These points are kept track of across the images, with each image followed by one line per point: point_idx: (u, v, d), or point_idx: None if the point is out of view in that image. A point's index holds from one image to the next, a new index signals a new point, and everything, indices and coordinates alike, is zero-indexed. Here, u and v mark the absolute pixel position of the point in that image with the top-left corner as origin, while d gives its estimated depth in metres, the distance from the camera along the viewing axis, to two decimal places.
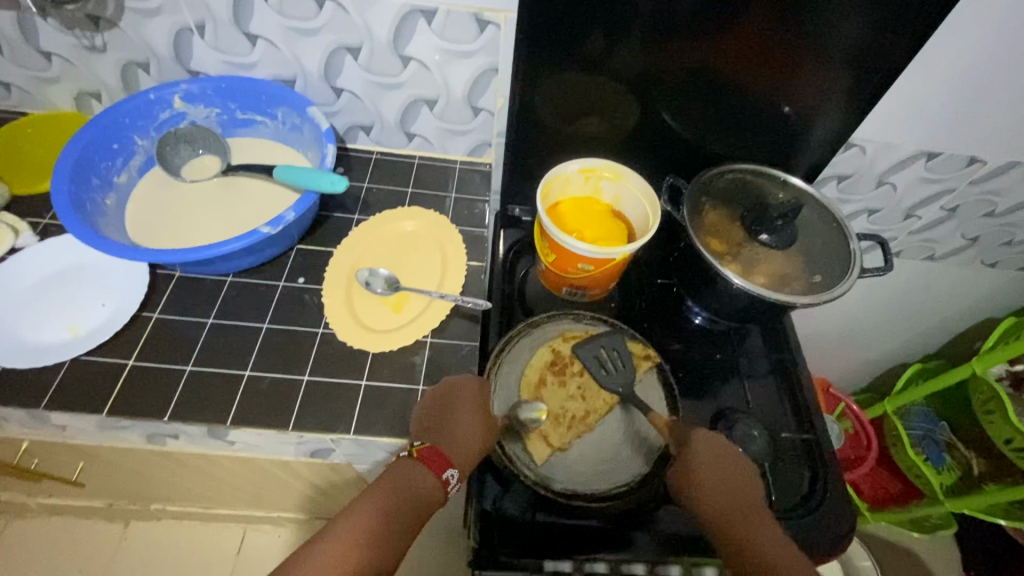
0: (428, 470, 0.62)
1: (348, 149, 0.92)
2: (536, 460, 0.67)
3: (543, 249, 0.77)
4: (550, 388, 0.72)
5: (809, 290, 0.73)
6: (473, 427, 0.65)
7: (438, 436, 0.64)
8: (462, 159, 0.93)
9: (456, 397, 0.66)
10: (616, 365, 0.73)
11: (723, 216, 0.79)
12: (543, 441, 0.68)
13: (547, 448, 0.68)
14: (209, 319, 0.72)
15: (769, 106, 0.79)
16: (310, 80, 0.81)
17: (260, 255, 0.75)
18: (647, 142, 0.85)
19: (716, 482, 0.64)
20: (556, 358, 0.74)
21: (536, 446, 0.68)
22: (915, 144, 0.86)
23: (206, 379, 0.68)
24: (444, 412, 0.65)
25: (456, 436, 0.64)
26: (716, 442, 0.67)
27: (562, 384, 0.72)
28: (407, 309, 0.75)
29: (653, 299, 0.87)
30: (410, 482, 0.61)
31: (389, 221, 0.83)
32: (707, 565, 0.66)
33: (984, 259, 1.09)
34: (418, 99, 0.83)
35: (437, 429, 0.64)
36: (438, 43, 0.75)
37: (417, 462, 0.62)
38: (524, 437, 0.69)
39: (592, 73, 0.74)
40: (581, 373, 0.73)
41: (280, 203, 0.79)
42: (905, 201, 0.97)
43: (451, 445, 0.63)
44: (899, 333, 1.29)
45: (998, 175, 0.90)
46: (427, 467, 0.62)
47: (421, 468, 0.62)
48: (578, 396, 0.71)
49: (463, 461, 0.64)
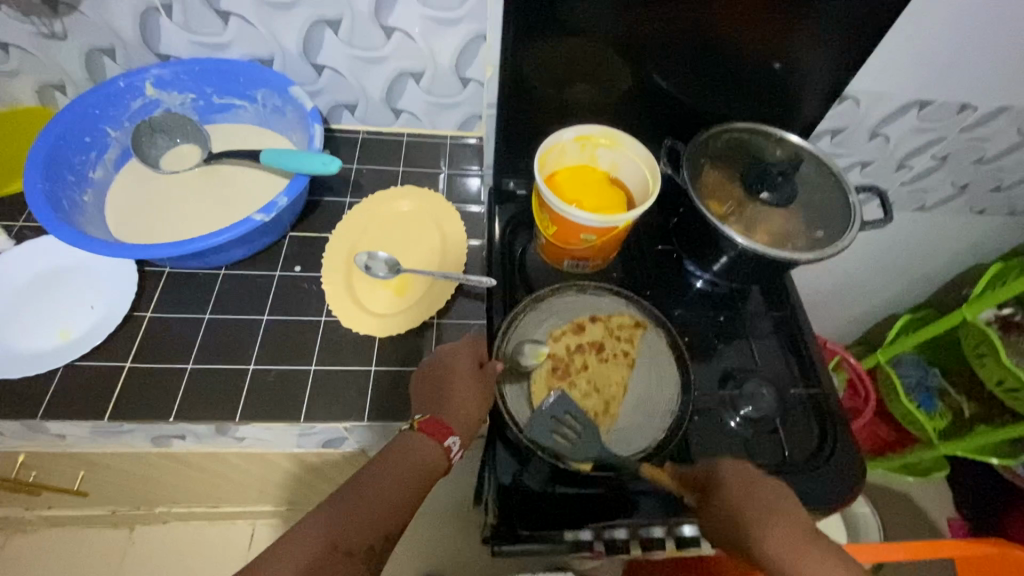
0: (428, 441, 0.60)
1: (333, 130, 0.89)
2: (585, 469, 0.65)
3: (543, 222, 0.75)
4: (564, 420, 0.67)
5: (813, 246, 0.73)
6: (467, 391, 0.63)
7: (437, 405, 0.63)
8: (451, 134, 0.90)
9: (449, 366, 0.65)
10: (613, 351, 0.73)
11: (721, 176, 0.78)
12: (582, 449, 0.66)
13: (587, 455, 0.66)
14: (206, 315, 0.70)
15: (765, 61, 0.77)
16: (289, 59, 0.78)
17: (253, 245, 0.72)
18: (641, 105, 0.83)
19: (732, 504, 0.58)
20: (556, 363, 0.71)
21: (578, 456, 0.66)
22: (908, 94, 0.86)
23: (209, 375, 0.66)
24: (438, 382, 0.64)
25: (453, 403, 0.62)
26: (742, 470, 0.60)
27: (571, 384, 0.70)
28: (411, 292, 0.73)
29: (653, 265, 0.86)
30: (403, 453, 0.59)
31: (383, 203, 0.80)
32: None
33: (973, 207, 1.10)
34: (404, 72, 0.79)
35: (432, 398, 0.63)
36: (421, 11, 0.71)
37: (414, 434, 0.60)
38: (559, 454, 0.66)
39: (585, 35, 0.72)
40: (585, 367, 0.71)
41: (270, 190, 0.76)
42: (898, 152, 0.97)
43: (449, 412, 0.62)
44: (891, 284, 1.31)
45: (988, 121, 0.90)
46: (428, 437, 0.60)
47: (422, 439, 0.60)
48: (592, 391, 0.70)
49: (463, 426, 0.62)
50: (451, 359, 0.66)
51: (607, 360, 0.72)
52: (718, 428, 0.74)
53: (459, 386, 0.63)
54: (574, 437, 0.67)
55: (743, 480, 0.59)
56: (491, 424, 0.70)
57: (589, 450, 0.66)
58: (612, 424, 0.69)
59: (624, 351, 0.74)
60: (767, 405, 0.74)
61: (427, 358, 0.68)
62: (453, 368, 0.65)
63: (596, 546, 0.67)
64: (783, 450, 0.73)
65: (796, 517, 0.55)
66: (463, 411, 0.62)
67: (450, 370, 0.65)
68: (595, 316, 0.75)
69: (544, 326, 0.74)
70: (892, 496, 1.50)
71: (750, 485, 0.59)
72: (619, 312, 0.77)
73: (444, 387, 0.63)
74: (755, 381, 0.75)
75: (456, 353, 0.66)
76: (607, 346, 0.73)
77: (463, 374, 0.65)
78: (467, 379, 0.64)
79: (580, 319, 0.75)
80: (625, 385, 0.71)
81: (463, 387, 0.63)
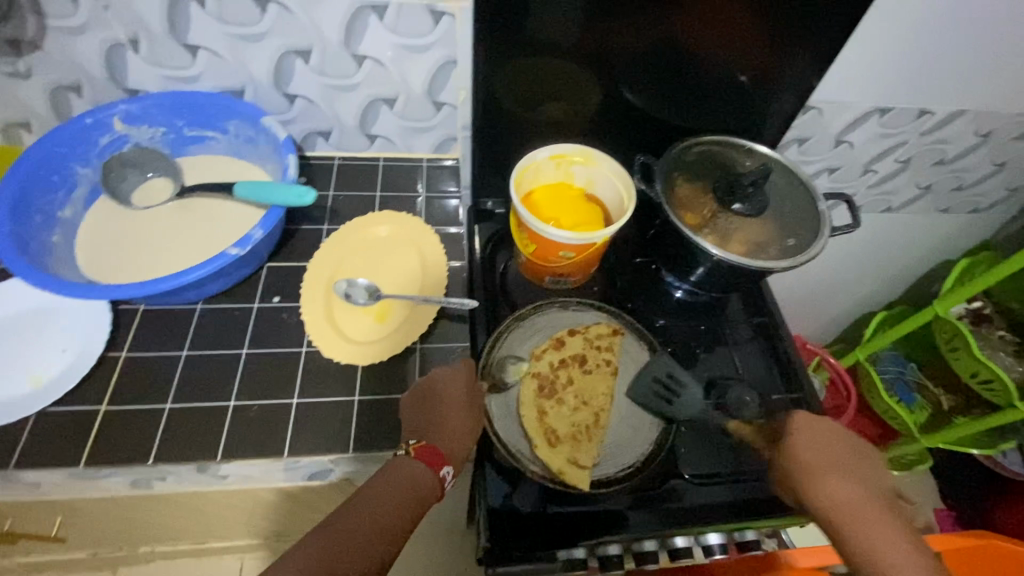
0: (423, 467, 0.60)
1: (308, 157, 0.88)
2: (585, 486, 0.65)
3: (522, 241, 0.76)
4: (557, 434, 0.68)
5: (787, 253, 0.74)
6: (462, 420, 0.64)
7: (432, 433, 0.62)
8: (427, 157, 0.91)
9: (443, 392, 0.65)
10: (597, 364, 0.74)
11: (695, 189, 0.80)
12: (578, 467, 0.66)
13: (583, 470, 0.66)
14: (184, 352, 0.69)
15: (729, 75, 0.79)
16: (260, 89, 0.77)
17: (229, 278, 0.72)
18: (613, 122, 0.84)
19: (809, 452, 0.65)
20: (542, 381, 0.71)
21: (575, 474, 0.65)
22: (868, 102, 0.89)
23: (188, 414, 0.65)
24: (432, 406, 0.64)
25: (448, 432, 0.62)
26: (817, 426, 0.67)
27: (559, 401, 0.71)
28: (392, 319, 0.73)
29: (633, 277, 0.88)
30: (392, 479, 0.58)
31: (360, 229, 0.80)
32: (746, 529, 0.71)
33: (938, 206, 1.14)
34: (377, 98, 0.80)
35: (424, 422, 0.63)
36: (391, 38, 0.72)
37: (410, 460, 0.60)
38: (557, 473, 0.65)
39: (554, 57, 0.73)
40: (571, 383, 0.72)
41: (246, 221, 0.75)
42: (863, 157, 1.00)
43: (445, 439, 0.62)
44: (865, 283, 1.34)
45: (946, 125, 0.94)
46: (426, 465, 0.60)
47: (418, 466, 0.60)
48: (580, 406, 0.71)
49: (457, 456, 0.63)
50: (445, 383, 0.65)
51: (592, 372, 0.73)
52: None
53: (452, 409, 0.64)
54: (570, 451, 0.67)
55: (812, 433, 0.66)
56: (478, 447, 0.69)
57: (589, 455, 0.67)
58: (604, 435, 0.69)
59: (606, 360, 0.74)
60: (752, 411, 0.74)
61: (421, 380, 0.67)
62: (448, 395, 0.65)
63: (590, 563, 0.66)
64: None
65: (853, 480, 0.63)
66: (454, 436, 0.63)
67: (444, 394, 0.65)
68: (578, 329, 0.76)
69: (528, 345, 0.74)
70: None
71: (828, 441, 0.66)
72: (598, 323, 0.77)
73: (437, 411, 0.63)
74: (739, 388, 0.76)
75: (447, 374, 0.66)
76: (592, 359, 0.74)
77: (458, 401, 0.65)
78: (457, 402, 0.64)
79: (560, 334, 0.75)
80: (611, 394, 0.72)
81: (457, 410, 0.64)
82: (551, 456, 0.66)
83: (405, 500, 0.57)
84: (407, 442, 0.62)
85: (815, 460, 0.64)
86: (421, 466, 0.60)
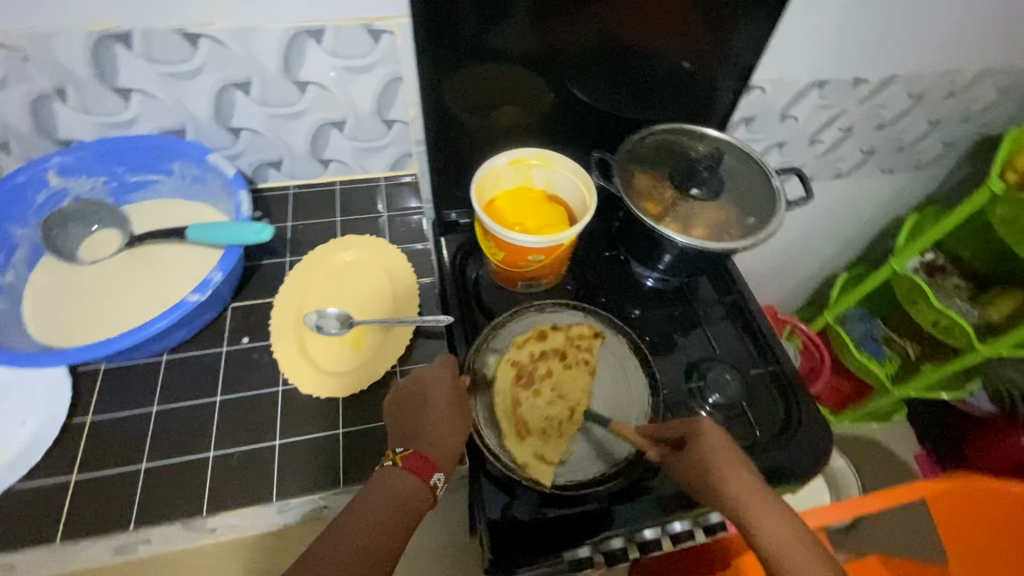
0: (412, 476, 0.58)
1: (261, 189, 0.86)
2: (548, 483, 0.66)
3: (490, 249, 0.76)
4: (532, 427, 0.69)
5: (747, 232, 0.76)
6: (449, 423, 0.63)
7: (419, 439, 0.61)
8: (385, 175, 0.89)
9: (427, 397, 0.64)
10: (576, 360, 0.75)
11: (653, 178, 0.81)
12: (544, 462, 0.67)
13: (548, 466, 0.67)
14: (154, 407, 0.66)
15: (673, 65, 0.80)
16: (201, 126, 0.75)
17: (193, 324, 0.69)
18: (566, 120, 0.85)
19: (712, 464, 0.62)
20: (519, 372, 0.73)
21: (539, 469, 0.66)
22: (806, 77, 0.92)
23: (166, 472, 0.62)
24: (417, 411, 0.63)
25: (436, 435, 0.62)
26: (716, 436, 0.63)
27: (537, 393, 0.72)
28: (367, 345, 0.72)
29: (603, 271, 0.89)
30: (388, 482, 0.58)
31: (326, 256, 0.79)
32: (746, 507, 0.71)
33: (883, 168, 1.18)
34: (326, 122, 0.78)
35: (411, 426, 0.62)
36: (333, 61, 0.70)
37: (399, 470, 0.58)
38: (522, 466, 0.66)
39: (499, 63, 0.73)
40: (549, 377, 0.73)
41: (203, 263, 0.73)
42: (807, 129, 1.04)
43: (432, 443, 0.61)
44: (825, 248, 1.39)
45: (882, 90, 0.97)
46: (414, 473, 0.58)
47: (407, 475, 0.58)
48: (555, 400, 0.71)
49: (448, 460, 0.61)
50: (428, 385, 0.65)
51: (571, 367, 0.74)
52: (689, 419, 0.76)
53: (438, 409, 0.63)
54: (557, 458, 0.68)
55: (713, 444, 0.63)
56: (471, 462, 0.69)
57: (559, 448, 0.68)
58: (576, 431, 0.70)
59: (585, 359, 0.75)
60: (732, 390, 0.76)
61: (404, 384, 0.66)
62: (432, 397, 0.64)
63: (597, 559, 0.66)
64: (755, 431, 0.75)
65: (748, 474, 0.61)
66: (442, 438, 0.62)
67: (429, 397, 0.64)
68: (554, 325, 0.77)
69: (510, 339, 0.76)
70: (864, 446, 1.58)
71: (727, 442, 0.63)
72: (580, 322, 0.78)
73: (423, 415, 0.63)
74: (718, 367, 0.78)
75: (428, 373, 0.66)
76: (570, 354, 0.75)
77: (443, 403, 0.64)
78: (442, 401, 0.64)
79: (543, 327, 0.77)
80: (588, 391, 0.73)
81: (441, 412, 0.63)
82: (520, 448, 0.67)
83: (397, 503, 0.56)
84: (395, 451, 0.61)
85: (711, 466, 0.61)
86: (412, 473, 0.58)
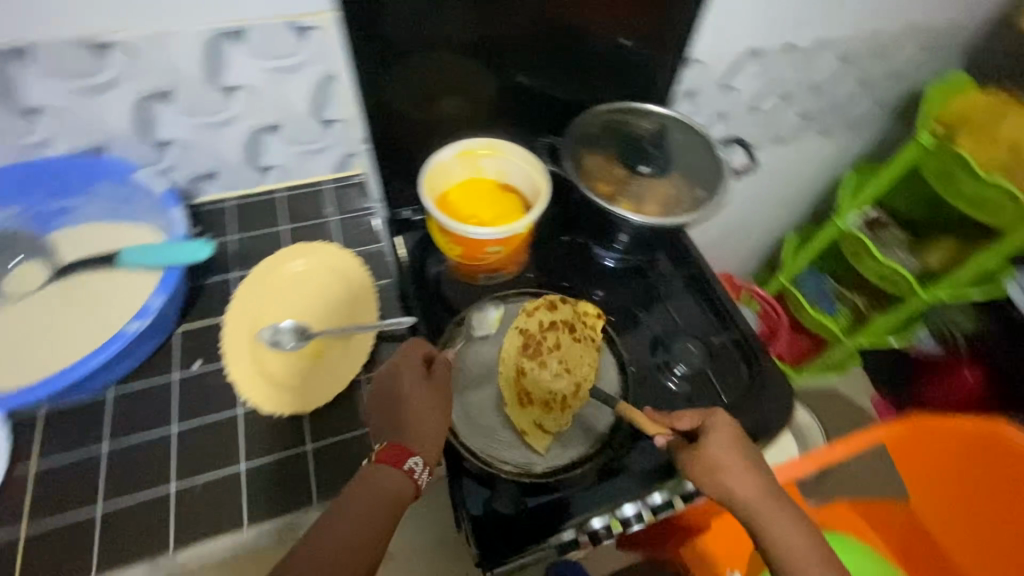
0: (385, 468, 0.56)
1: (198, 204, 0.82)
2: (541, 451, 0.69)
3: (446, 246, 0.75)
4: (536, 395, 0.71)
5: (697, 205, 0.78)
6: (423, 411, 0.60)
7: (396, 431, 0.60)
8: (330, 178, 0.86)
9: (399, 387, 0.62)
10: (582, 334, 0.77)
11: (602, 159, 0.82)
12: (541, 431, 0.69)
13: (545, 436, 0.69)
14: (105, 445, 0.62)
15: (613, 43, 0.80)
16: (124, 141, 0.70)
17: (137, 353, 0.66)
18: (511, 108, 0.83)
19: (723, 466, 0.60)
20: (528, 341, 0.75)
21: (536, 437, 0.69)
22: (741, 47, 0.93)
23: (125, 511, 0.59)
24: (393, 403, 0.61)
25: (411, 423, 0.59)
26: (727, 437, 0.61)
27: (544, 363, 0.73)
28: (326, 356, 0.69)
29: (562, 256, 0.87)
30: (376, 484, 0.55)
31: (272, 267, 0.75)
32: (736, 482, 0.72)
33: (822, 131, 1.22)
34: (260, 128, 0.74)
35: (391, 419, 0.61)
36: (259, 63, 0.67)
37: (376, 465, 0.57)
38: (522, 433, 0.69)
39: (436, 53, 0.70)
40: (557, 349, 0.75)
41: (142, 288, 0.69)
42: (747, 98, 1.06)
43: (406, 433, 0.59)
44: (774, 213, 1.43)
45: (813, 55, 1.00)
46: (388, 466, 0.57)
47: (382, 469, 0.57)
48: (562, 371, 0.73)
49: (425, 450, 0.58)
50: (399, 374, 0.62)
51: (579, 342, 0.76)
52: (660, 393, 0.76)
53: (415, 402, 0.60)
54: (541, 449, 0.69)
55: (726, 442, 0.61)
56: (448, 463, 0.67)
57: (560, 419, 0.71)
58: (578, 405, 0.72)
59: (592, 336, 0.77)
60: (696, 359, 0.78)
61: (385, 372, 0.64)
62: (404, 386, 0.62)
63: (582, 539, 0.66)
64: (721, 397, 0.76)
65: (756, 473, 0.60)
66: (428, 434, 0.60)
67: (401, 387, 0.62)
68: (559, 302, 0.79)
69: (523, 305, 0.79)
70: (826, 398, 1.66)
71: (736, 439, 0.61)
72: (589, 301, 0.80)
73: (398, 407, 0.61)
74: (682, 339, 0.80)
75: (403, 365, 0.63)
76: (578, 326, 0.78)
77: (416, 390, 0.61)
78: (424, 395, 0.61)
79: (553, 297, 0.79)
80: (595, 366, 0.75)
81: (414, 400, 0.60)
82: (521, 415, 0.70)
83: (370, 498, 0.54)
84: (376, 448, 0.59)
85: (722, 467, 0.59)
86: (392, 469, 0.56)
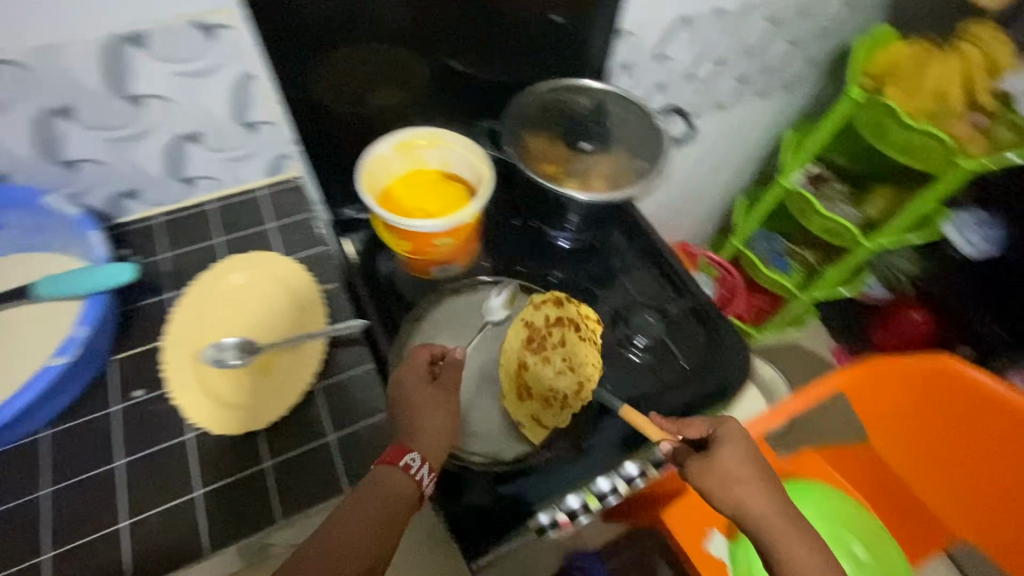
0: (388, 467, 0.55)
1: (122, 224, 0.77)
2: (535, 444, 0.67)
3: (395, 242, 0.73)
4: (537, 389, 0.69)
5: (643, 176, 0.77)
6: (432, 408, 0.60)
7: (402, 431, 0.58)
8: (265, 183, 0.82)
9: (403, 386, 0.60)
10: (589, 332, 0.74)
11: (544, 140, 0.81)
12: (538, 425, 0.68)
13: (542, 431, 0.67)
14: (45, 489, 0.59)
15: (545, 19, 0.76)
16: (28, 165, 0.65)
17: (70, 388, 0.62)
18: (447, 94, 0.80)
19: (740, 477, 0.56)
20: (532, 334, 0.72)
21: (533, 431, 0.68)
22: (671, 14, 0.93)
23: (74, 554, 0.56)
24: (398, 403, 0.60)
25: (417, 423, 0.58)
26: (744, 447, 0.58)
27: (546, 359, 0.71)
28: (276, 369, 0.67)
29: (513, 241, 0.86)
30: (393, 490, 0.54)
31: (211, 282, 0.72)
32: None
33: (760, 92, 1.24)
34: (178, 137, 0.70)
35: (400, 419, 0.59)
36: (166, 67, 0.62)
37: (383, 465, 0.56)
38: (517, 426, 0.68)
39: (357, 43, 0.67)
40: (561, 344, 0.72)
41: (67, 319, 0.65)
42: (683, 66, 1.06)
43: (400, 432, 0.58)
44: (721, 177, 1.46)
45: (741, 17, 1.01)
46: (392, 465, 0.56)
47: (385, 468, 0.55)
48: (565, 368, 0.71)
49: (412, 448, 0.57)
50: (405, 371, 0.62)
51: (586, 340, 0.73)
52: (625, 368, 0.76)
53: (422, 401, 0.59)
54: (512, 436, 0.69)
55: (743, 454, 0.58)
56: None
57: (561, 417, 0.68)
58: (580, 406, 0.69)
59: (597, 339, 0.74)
60: (655, 327, 0.78)
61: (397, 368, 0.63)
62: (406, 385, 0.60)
63: (561, 520, 0.66)
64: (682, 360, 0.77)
65: (772, 490, 0.57)
66: (437, 435, 0.58)
67: (404, 386, 0.60)
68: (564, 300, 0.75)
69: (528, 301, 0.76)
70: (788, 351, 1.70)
71: (750, 452, 0.58)
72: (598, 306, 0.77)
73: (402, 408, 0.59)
74: (640, 310, 0.80)
75: (410, 367, 0.62)
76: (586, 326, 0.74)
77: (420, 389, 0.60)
78: (433, 396, 0.60)
79: (562, 295, 0.76)
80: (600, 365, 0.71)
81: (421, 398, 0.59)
82: (519, 407, 0.69)
83: (372, 500, 0.53)
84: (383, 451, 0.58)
85: (737, 479, 0.56)
86: (392, 467, 0.55)
